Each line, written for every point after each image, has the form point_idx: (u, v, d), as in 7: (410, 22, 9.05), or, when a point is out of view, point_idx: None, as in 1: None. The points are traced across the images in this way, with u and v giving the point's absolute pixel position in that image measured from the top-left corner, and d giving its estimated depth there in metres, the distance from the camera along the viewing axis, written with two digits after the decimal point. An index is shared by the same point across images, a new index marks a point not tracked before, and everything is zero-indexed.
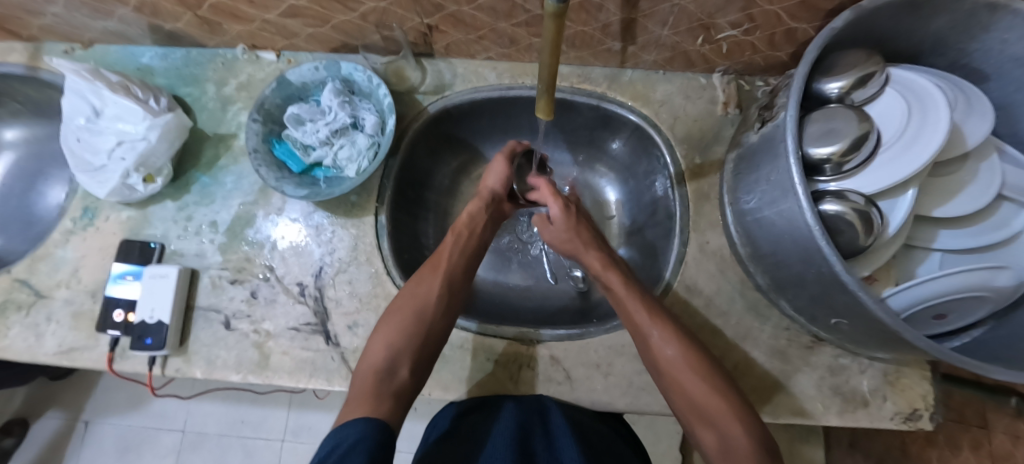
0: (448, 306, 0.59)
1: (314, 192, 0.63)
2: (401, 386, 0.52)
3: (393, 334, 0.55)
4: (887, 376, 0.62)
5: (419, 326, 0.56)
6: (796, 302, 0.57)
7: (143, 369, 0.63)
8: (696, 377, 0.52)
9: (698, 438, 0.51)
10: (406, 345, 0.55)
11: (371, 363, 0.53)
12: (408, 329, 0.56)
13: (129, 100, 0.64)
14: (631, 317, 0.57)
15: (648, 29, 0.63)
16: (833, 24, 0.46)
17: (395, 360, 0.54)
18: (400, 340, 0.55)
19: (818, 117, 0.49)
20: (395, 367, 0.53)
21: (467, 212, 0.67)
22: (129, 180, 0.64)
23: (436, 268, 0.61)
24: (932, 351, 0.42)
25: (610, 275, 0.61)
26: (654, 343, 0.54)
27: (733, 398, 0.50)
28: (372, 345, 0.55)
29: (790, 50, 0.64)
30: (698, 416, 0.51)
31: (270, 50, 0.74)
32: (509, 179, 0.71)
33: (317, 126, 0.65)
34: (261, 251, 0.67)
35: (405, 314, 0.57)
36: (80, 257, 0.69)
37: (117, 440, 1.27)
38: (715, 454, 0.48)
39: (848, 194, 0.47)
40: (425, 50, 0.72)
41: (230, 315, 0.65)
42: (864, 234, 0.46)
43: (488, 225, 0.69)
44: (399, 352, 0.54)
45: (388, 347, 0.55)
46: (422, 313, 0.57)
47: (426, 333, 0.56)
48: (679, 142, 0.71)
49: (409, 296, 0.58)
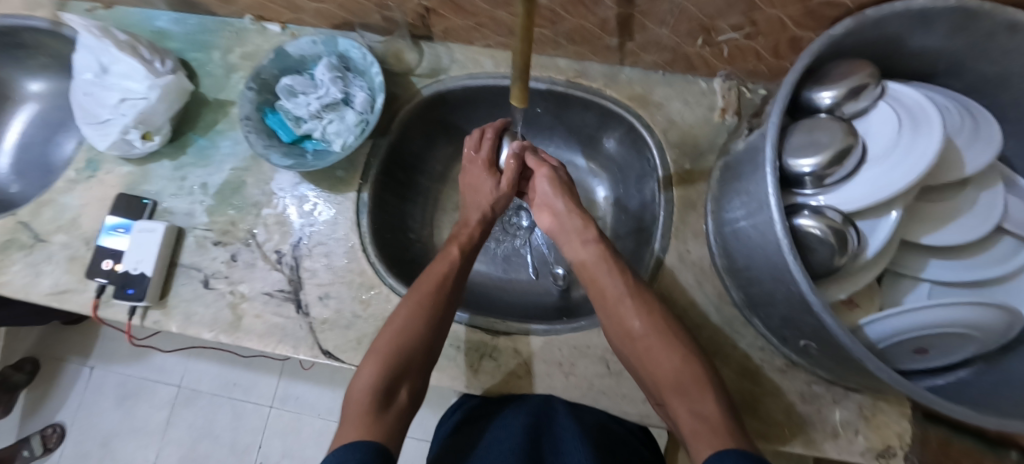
0: (439, 322, 0.57)
1: (299, 163, 0.64)
2: (398, 407, 0.50)
3: (388, 354, 0.53)
4: (863, 410, 0.59)
5: (417, 347, 0.54)
6: (767, 320, 0.55)
7: (123, 319, 0.66)
8: (668, 350, 0.51)
9: (671, 412, 0.48)
10: (402, 365, 0.53)
11: (366, 385, 0.50)
12: (405, 345, 0.54)
13: (135, 60, 0.67)
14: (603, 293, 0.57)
15: (647, 26, 0.61)
16: (830, 31, 0.44)
17: (392, 382, 0.51)
18: (397, 362, 0.52)
19: (802, 128, 0.47)
20: (391, 389, 0.51)
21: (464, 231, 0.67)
22: (128, 135, 0.67)
23: (438, 288, 0.58)
24: (904, 389, 0.39)
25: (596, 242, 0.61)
26: (620, 311, 0.55)
27: (703, 370, 0.49)
28: (364, 368, 0.52)
29: (794, 59, 0.61)
30: (669, 385, 0.48)
31: (276, 23, 0.76)
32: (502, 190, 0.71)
33: (309, 99, 0.67)
34: (246, 216, 0.69)
35: (400, 334, 0.54)
36: (81, 205, 0.72)
37: (118, 387, 1.33)
38: (687, 426, 0.44)
39: (826, 210, 0.45)
40: (424, 33, 0.72)
41: (210, 274, 0.67)
42: (838, 254, 0.44)
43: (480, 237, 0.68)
44: (395, 375, 0.52)
45: (384, 369, 0.52)
46: (419, 333, 0.55)
47: (419, 353, 0.55)
48: (671, 147, 0.69)
49: (404, 318, 0.55)
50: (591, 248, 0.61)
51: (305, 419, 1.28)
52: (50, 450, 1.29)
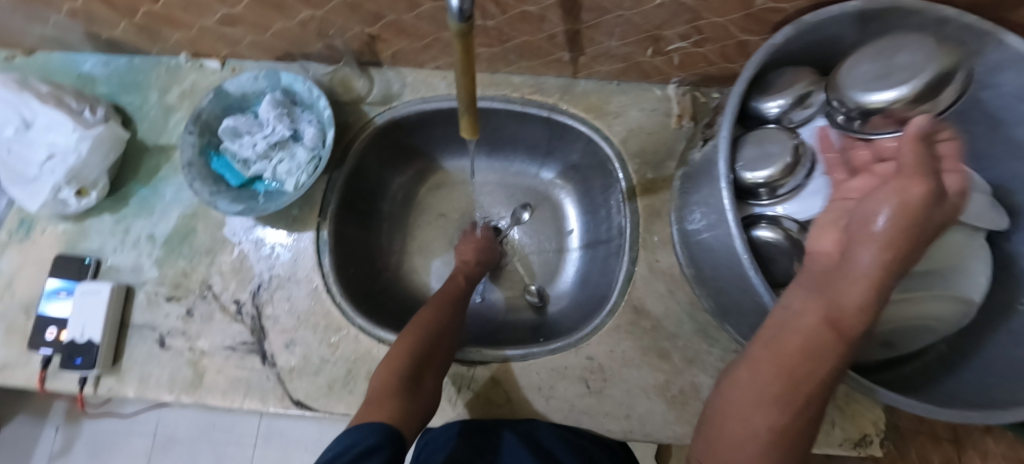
0: (458, 322, 0.60)
1: (250, 208, 0.61)
2: (423, 396, 0.51)
3: (419, 341, 0.54)
4: (837, 401, 0.60)
5: (443, 341, 0.56)
6: (737, 328, 0.55)
7: (75, 389, 0.62)
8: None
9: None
10: (433, 356, 0.54)
11: (394, 367, 0.51)
12: (436, 342, 0.55)
13: (59, 112, 0.62)
14: (764, 356, 0.35)
15: (595, 39, 0.60)
16: (772, 41, 0.44)
17: (421, 368, 0.52)
18: (425, 347, 0.54)
19: (752, 139, 0.47)
20: (421, 373, 0.52)
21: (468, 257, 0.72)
22: (60, 193, 0.62)
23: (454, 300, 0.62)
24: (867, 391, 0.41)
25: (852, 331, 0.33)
26: (740, 397, 0.36)
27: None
28: (395, 348, 0.53)
29: (743, 62, 0.62)
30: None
31: (215, 58, 0.72)
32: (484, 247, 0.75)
33: (254, 139, 0.63)
34: (200, 266, 0.65)
35: (429, 328, 0.56)
36: (16, 271, 0.67)
37: (87, 445, 1.26)
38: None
39: (783, 220, 0.46)
40: (372, 59, 0.70)
41: (165, 332, 0.63)
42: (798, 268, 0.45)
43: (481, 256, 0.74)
44: (423, 360, 0.53)
45: (415, 351, 0.53)
46: (447, 332, 0.57)
47: (446, 346, 0.56)
48: (632, 157, 0.68)
49: (429, 315, 0.58)
50: (820, 327, 0.33)
51: (291, 455, 1.24)
52: None
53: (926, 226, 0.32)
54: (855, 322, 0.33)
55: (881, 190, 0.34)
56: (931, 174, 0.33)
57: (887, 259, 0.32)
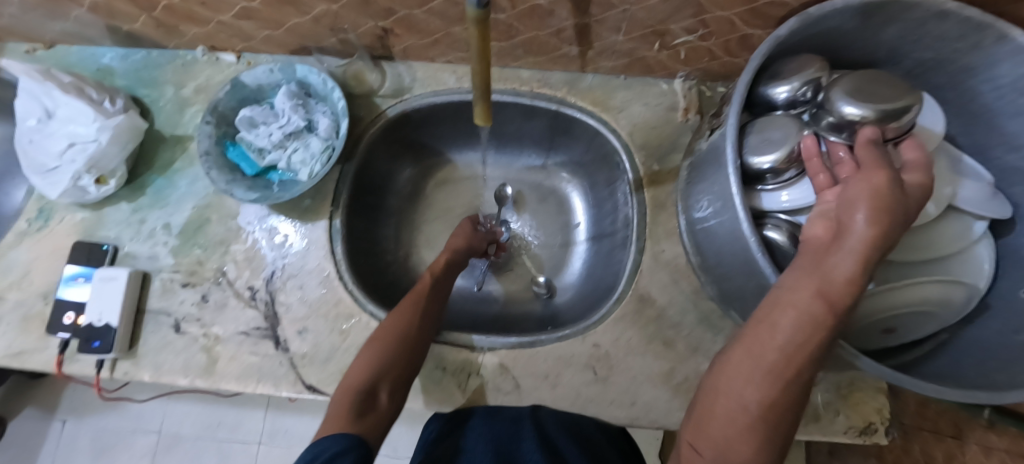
0: (424, 327, 0.58)
1: (266, 196, 0.62)
2: (381, 409, 0.50)
3: (374, 355, 0.52)
4: (841, 390, 0.60)
5: (401, 350, 0.54)
6: (742, 314, 0.55)
7: (92, 373, 0.63)
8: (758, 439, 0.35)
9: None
10: (394, 367, 0.53)
11: (350, 384, 0.50)
12: (398, 352, 0.53)
13: (81, 102, 0.64)
14: (751, 334, 0.37)
15: (603, 34, 0.62)
16: (777, 32, 0.45)
17: (377, 382, 0.51)
18: (382, 360, 0.52)
19: (758, 126, 0.48)
20: (375, 387, 0.51)
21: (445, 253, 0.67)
22: (80, 182, 0.64)
23: (418, 300, 0.59)
24: (871, 370, 0.42)
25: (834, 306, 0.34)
26: (729, 374, 0.37)
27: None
28: (355, 363, 0.53)
29: (746, 57, 0.63)
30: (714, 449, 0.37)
31: (229, 52, 0.74)
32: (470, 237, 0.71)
33: (270, 129, 0.65)
34: (214, 254, 0.66)
35: (385, 341, 0.54)
36: (32, 259, 0.68)
37: (93, 440, 1.27)
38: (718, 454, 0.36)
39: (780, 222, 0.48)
40: (384, 54, 0.71)
41: (180, 318, 0.64)
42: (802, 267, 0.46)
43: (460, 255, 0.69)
44: (381, 373, 0.52)
45: (367, 369, 0.51)
46: (408, 340, 0.55)
47: (408, 354, 0.54)
48: (638, 149, 0.69)
49: (391, 325, 0.55)
50: (812, 301, 0.34)
51: (296, 451, 1.24)
52: None
53: (900, 208, 0.35)
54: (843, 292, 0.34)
55: (854, 185, 0.37)
56: (889, 170, 0.37)
57: (869, 237, 0.34)
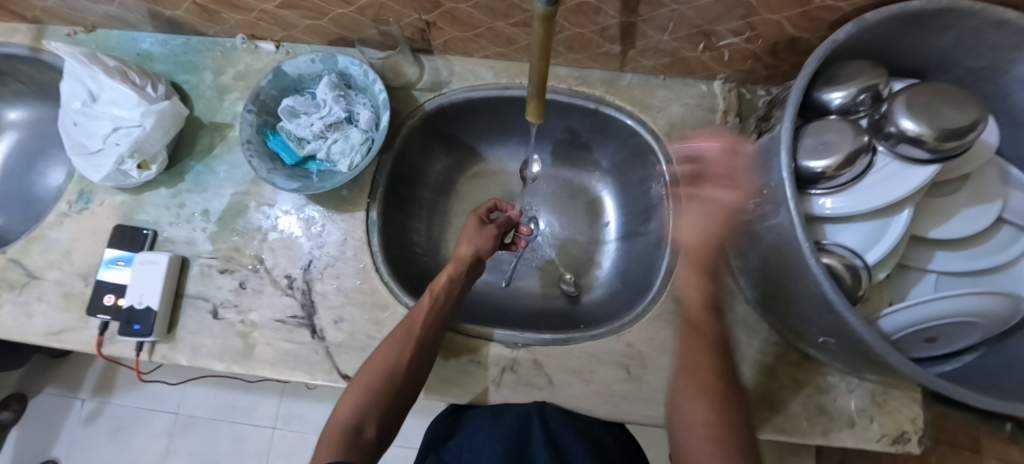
0: (416, 360, 0.56)
1: (306, 185, 0.63)
2: (368, 444, 0.49)
3: (362, 392, 0.52)
4: (874, 396, 0.61)
5: (389, 389, 0.52)
6: (784, 319, 0.56)
7: (131, 354, 0.64)
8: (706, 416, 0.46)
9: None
10: (380, 401, 0.51)
11: (339, 421, 0.50)
12: (383, 389, 0.52)
13: (126, 86, 0.64)
14: (688, 367, 0.50)
15: (647, 33, 0.61)
16: (834, 37, 0.45)
17: (364, 417, 0.50)
18: (369, 396, 0.51)
19: (812, 129, 0.47)
20: (362, 423, 0.50)
21: (446, 275, 0.63)
22: (123, 166, 0.64)
23: (410, 331, 0.56)
24: (917, 377, 0.41)
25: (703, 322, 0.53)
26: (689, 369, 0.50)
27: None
28: (343, 397, 0.52)
29: (791, 60, 0.62)
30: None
31: (269, 41, 0.74)
32: (479, 252, 0.66)
33: (311, 120, 0.65)
34: (251, 241, 0.67)
35: (372, 376, 0.52)
36: (72, 240, 0.69)
37: (112, 419, 1.28)
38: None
39: (834, 248, 0.48)
40: (423, 46, 0.71)
41: (218, 303, 0.65)
42: (855, 288, 0.46)
43: (465, 285, 0.64)
44: (367, 408, 0.51)
45: (353, 407, 0.50)
46: (394, 376, 0.53)
47: (398, 389, 0.53)
48: (675, 150, 0.69)
49: (378, 359, 0.54)
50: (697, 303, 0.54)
51: (309, 437, 1.26)
52: None
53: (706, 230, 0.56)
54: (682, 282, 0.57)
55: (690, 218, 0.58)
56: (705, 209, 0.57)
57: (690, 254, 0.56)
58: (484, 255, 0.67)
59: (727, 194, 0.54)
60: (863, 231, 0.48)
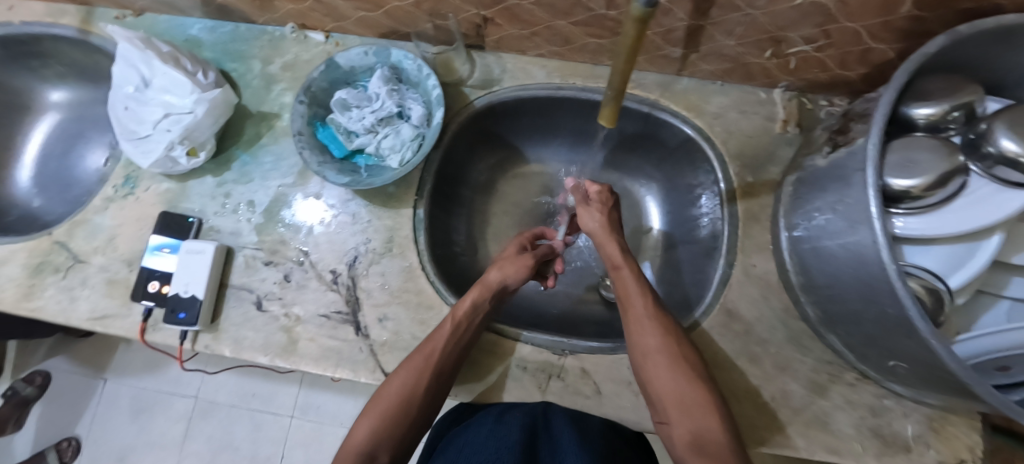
0: (436, 385, 0.54)
1: (356, 180, 0.61)
2: None
3: (377, 417, 0.50)
4: (932, 422, 0.57)
5: (405, 414, 0.51)
6: (848, 339, 0.54)
7: (173, 343, 0.63)
8: (669, 374, 0.50)
9: (670, 428, 0.49)
10: (394, 425, 0.50)
11: (353, 445, 0.49)
12: (397, 411, 0.51)
13: (178, 72, 0.64)
14: (632, 322, 0.55)
15: (713, 37, 0.59)
16: (924, 50, 0.41)
17: (378, 444, 0.49)
18: (385, 422, 0.50)
19: (899, 146, 0.45)
20: (376, 449, 0.49)
21: (470, 299, 0.59)
22: (172, 152, 0.64)
23: (429, 360, 0.54)
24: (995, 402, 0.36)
25: (622, 260, 0.60)
26: (635, 329, 0.54)
27: (711, 392, 0.49)
28: (358, 425, 0.51)
29: (861, 70, 0.60)
30: (675, 403, 0.49)
31: (318, 31, 0.73)
32: (507, 282, 0.63)
33: (363, 113, 0.64)
34: (296, 234, 0.66)
35: (388, 403, 0.51)
36: (119, 225, 0.69)
37: (132, 400, 1.27)
38: (671, 401, 0.49)
39: (913, 270, 0.47)
40: (476, 42, 0.70)
41: (261, 296, 0.64)
42: (937, 315, 0.45)
43: (490, 313, 0.61)
44: (382, 434, 0.49)
45: (368, 431, 0.49)
46: (410, 402, 0.51)
47: (416, 415, 0.52)
48: (731, 159, 0.67)
49: (395, 387, 0.52)
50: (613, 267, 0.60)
51: (327, 428, 1.23)
52: None
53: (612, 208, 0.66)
54: (610, 248, 0.61)
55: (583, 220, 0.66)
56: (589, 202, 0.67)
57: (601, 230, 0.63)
58: (514, 282, 0.64)
59: (596, 187, 0.67)
60: (946, 254, 0.47)
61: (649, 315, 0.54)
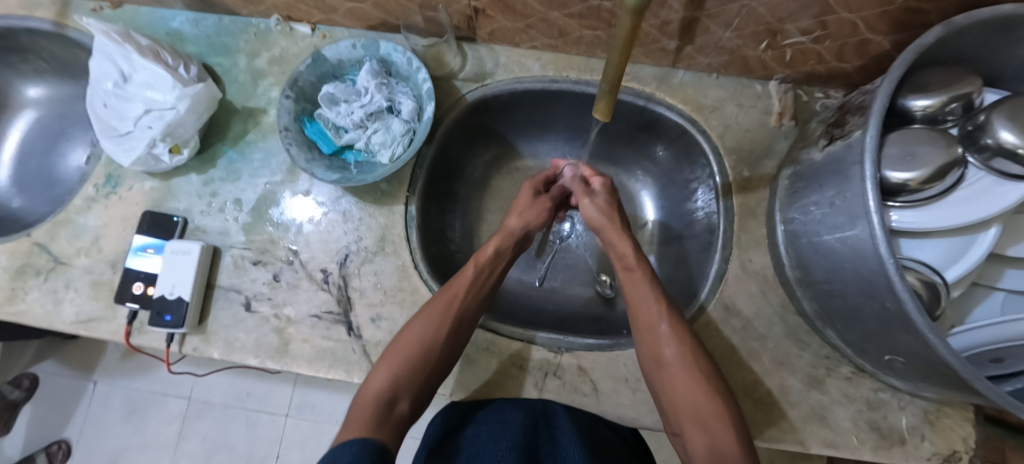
0: (454, 335, 0.54)
1: (346, 177, 0.60)
2: (400, 419, 0.47)
3: (397, 364, 0.50)
4: (927, 414, 0.57)
5: (424, 364, 0.51)
6: (845, 334, 0.54)
7: (161, 346, 0.62)
8: (687, 382, 0.50)
9: (685, 440, 0.48)
10: (413, 372, 0.50)
11: (371, 392, 0.48)
12: (416, 364, 0.51)
13: (159, 67, 0.61)
14: (647, 323, 0.55)
15: (710, 29, 0.58)
16: (922, 40, 0.40)
17: (398, 390, 0.49)
18: (406, 367, 0.50)
19: (897, 139, 0.45)
20: (395, 395, 0.48)
21: (492, 247, 0.62)
22: (154, 150, 0.62)
23: (451, 304, 0.55)
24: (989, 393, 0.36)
25: (634, 262, 0.59)
26: (650, 333, 0.54)
27: (727, 405, 0.48)
28: (375, 373, 0.50)
29: (857, 62, 0.59)
30: (689, 415, 0.49)
31: (305, 24, 0.71)
32: (531, 227, 0.66)
33: (352, 108, 0.63)
34: (286, 233, 0.65)
35: (409, 349, 0.51)
36: (102, 226, 0.67)
37: (123, 402, 1.25)
38: (685, 412, 0.49)
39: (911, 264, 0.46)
40: (468, 35, 0.68)
41: (251, 296, 0.63)
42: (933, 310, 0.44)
43: (507, 264, 0.64)
44: (401, 383, 0.49)
45: (387, 378, 0.49)
46: (430, 349, 0.52)
47: (432, 367, 0.52)
48: (728, 153, 0.67)
49: (415, 333, 0.52)
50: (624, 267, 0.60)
51: (323, 427, 1.22)
52: None
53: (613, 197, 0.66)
54: (621, 246, 0.61)
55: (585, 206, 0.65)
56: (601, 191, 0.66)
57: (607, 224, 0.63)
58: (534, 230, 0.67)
59: (598, 180, 0.67)
60: (943, 247, 0.46)
61: (664, 322, 0.54)
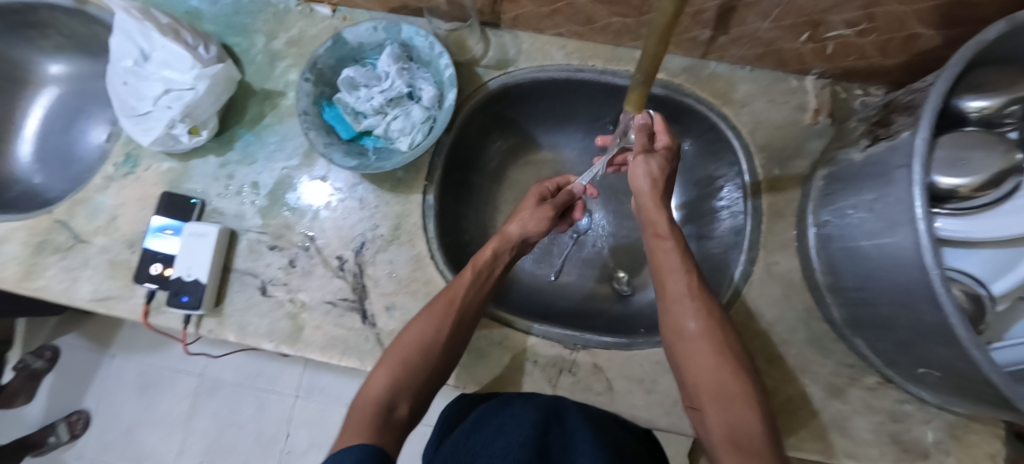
0: (451, 338, 0.53)
1: (364, 164, 0.59)
2: (400, 424, 0.45)
3: (396, 366, 0.49)
4: (953, 429, 0.55)
5: (424, 366, 0.50)
6: (874, 343, 0.52)
7: (177, 326, 0.62)
8: (709, 357, 0.48)
9: (704, 417, 0.47)
10: (411, 376, 0.48)
11: (368, 398, 0.46)
12: (416, 365, 0.49)
13: (178, 45, 0.60)
14: (674, 292, 0.53)
15: (747, 19, 0.55)
16: (984, 35, 0.36)
17: (396, 394, 0.47)
18: (404, 370, 0.48)
19: (949, 142, 0.41)
20: (393, 399, 0.46)
21: (489, 248, 0.59)
22: (173, 130, 0.61)
23: (450, 307, 0.53)
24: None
25: (667, 229, 0.56)
26: (674, 305, 0.53)
27: (752, 386, 0.46)
28: (373, 376, 0.48)
29: (902, 59, 0.56)
30: (711, 392, 0.47)
31: (325, 4, 0.69)
32: (531, 234, 0.62)
33: (371, 93, 0.61)
34: (302, 219, 0.64)
35: (408, 352, 0.50)
36: (119, 205, 0.67)
37: (139, 377, 1.28)
38: (706, 389, 0.47)
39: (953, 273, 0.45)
40: (491, 19, 0.66)
41: (266, 281, 0.63)
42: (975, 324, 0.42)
43: (506, 267, 0.61)
44: (401, 386, 0.47)
45: (386, 382, 0.47)
46: (429, 353, 0.50)
47: (431, 369, 0.50)
48: (757, 150, 0.64)
49: (414, 335, 0.51)
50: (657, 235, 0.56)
51: (331, 410, 1.23)
52: (77, 436, 1.24)
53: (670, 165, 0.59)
54: (659, 216, 0.57)
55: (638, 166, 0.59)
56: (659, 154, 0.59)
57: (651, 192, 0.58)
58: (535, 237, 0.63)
59: (663, 141, 0.61)
60: (991, 258, 0.44)
61: (689, 296, 0.52)
